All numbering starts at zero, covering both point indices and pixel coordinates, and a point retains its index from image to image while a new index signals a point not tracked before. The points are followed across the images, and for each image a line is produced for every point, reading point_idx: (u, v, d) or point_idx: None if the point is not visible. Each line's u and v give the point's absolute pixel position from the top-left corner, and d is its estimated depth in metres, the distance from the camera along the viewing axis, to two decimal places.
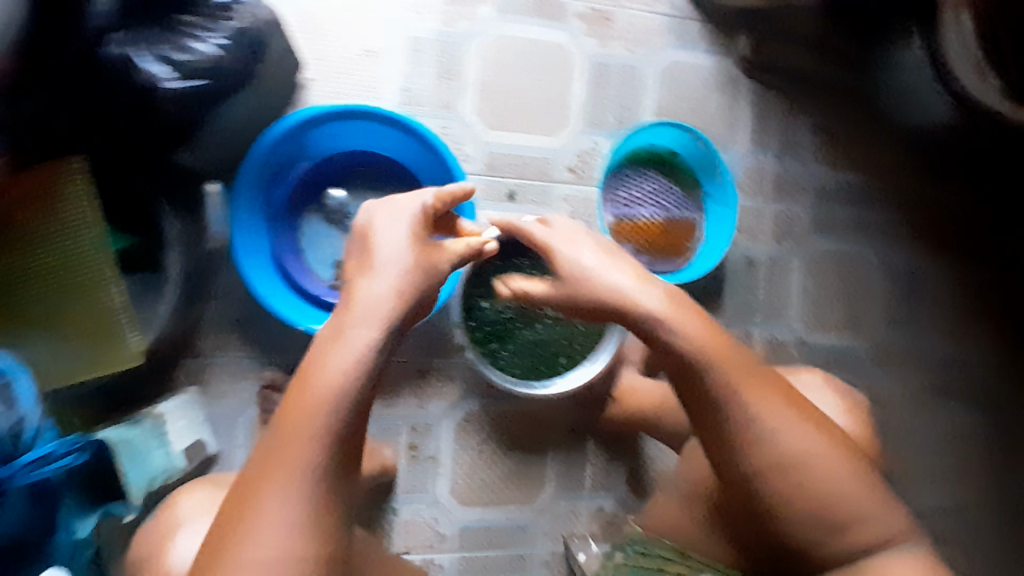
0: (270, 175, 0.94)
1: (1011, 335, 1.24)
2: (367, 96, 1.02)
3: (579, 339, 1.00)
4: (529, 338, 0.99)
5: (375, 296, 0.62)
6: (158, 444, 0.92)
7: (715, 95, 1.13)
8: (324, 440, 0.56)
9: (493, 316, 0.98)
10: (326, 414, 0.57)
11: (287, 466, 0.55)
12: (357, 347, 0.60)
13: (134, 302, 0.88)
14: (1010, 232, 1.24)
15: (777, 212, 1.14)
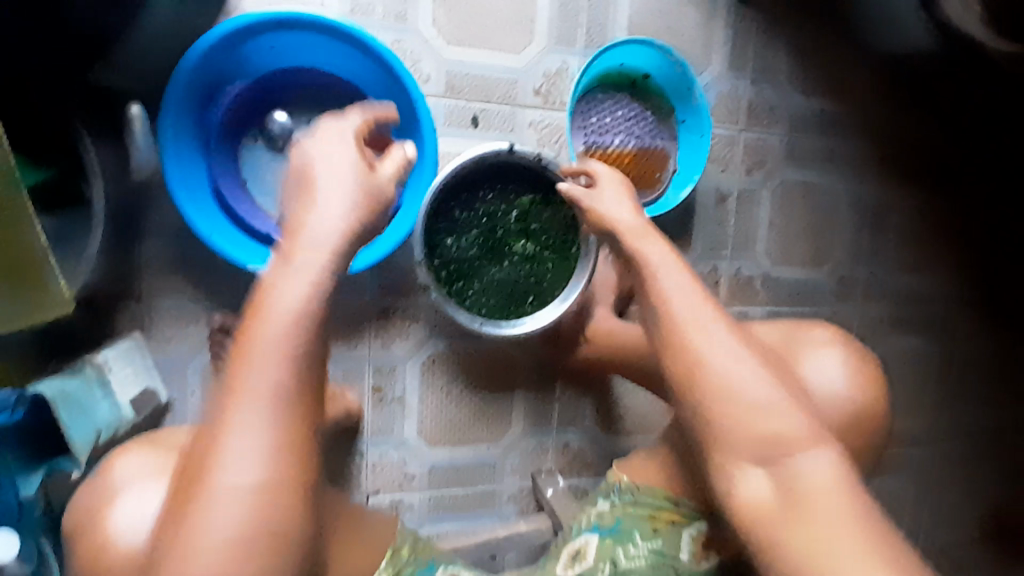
0: (201, 94, 0.83)
1: (959, 264, 1.28)
2: (308, 3, 0.90)
3: (550, 277, 0.96)
4: (496, 276, 0.94)
5: (318, 231, 0.56)
6: (103, 394, 0.82)
7: (693, 12, 1.05)
8: (284, 388, 0.51)
9: (459, 254, 0.93)
10: (281, 358, 0.51)
11: (243, 404, 0.50)
12: (307, 281, 0.54)
13: (56, 243, 0.75)
14: (968, 163, 1.25)
15: (750, 142, 1.10)
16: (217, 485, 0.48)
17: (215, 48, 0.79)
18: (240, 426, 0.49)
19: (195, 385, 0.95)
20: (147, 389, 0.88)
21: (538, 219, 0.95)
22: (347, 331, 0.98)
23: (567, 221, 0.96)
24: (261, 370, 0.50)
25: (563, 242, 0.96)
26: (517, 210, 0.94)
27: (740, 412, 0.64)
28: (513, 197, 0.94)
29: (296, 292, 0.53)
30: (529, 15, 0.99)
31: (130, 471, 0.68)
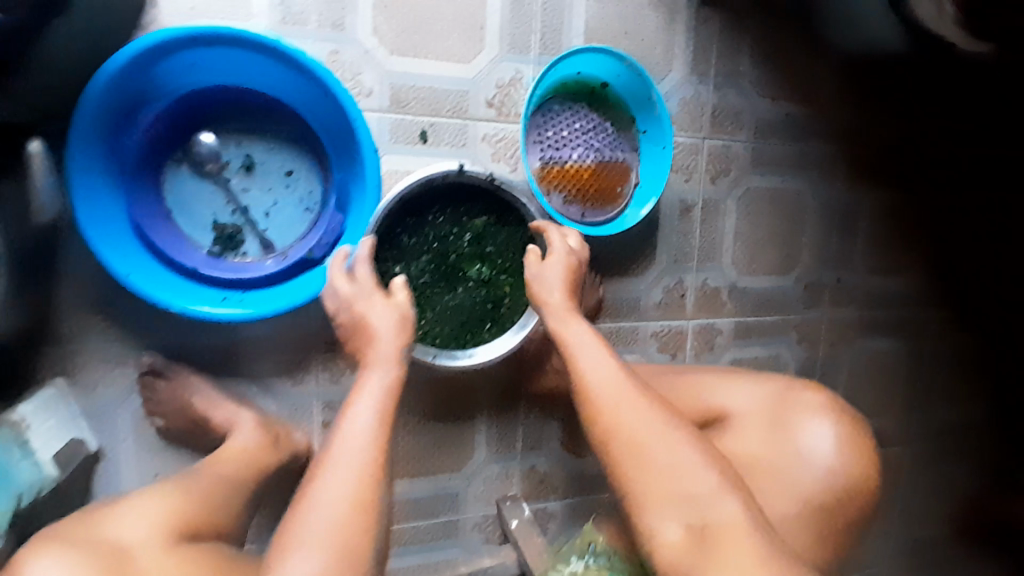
0: (115, 119, 0.76)
1: (926, 265, 1.27)
2: (234, 14, 0.82)
3: (506, 303, 0.90)
4: (449, 304, 0.88)
5: (385, 333, 0.76)
6: (23, 455, 0.73)
7: (652, 14, 0.99)
8: (358, 467, 0.67)
9: (408, 282, 0.86)
10: (360, 442, 0.68)
11: (337, 476, 0.66)
12: (374, 384, 0.73)
13: None
14: (933, 164, 1.22)
15: (713, 149, 1.06)
16: (300, 546, 0.61)
17: (123, 71, 0.72)
18: (332, 491, 0.65)
19: (129, 429, 0.88)
20: (75, 441, 0.82)
21: (493, 242, 0.89)
22: (293, 365, 0.92)
23: (524, 243, 0.91)
24: (351, 447, 0.68)
25: (521, 264, 0.91)
26: (470, 233, 0.88)
27: (665, 476, 0.65)
28: (466, 219, 0.88)
29: (374, 396, 0.72)
30: (477, 21, 0.92)
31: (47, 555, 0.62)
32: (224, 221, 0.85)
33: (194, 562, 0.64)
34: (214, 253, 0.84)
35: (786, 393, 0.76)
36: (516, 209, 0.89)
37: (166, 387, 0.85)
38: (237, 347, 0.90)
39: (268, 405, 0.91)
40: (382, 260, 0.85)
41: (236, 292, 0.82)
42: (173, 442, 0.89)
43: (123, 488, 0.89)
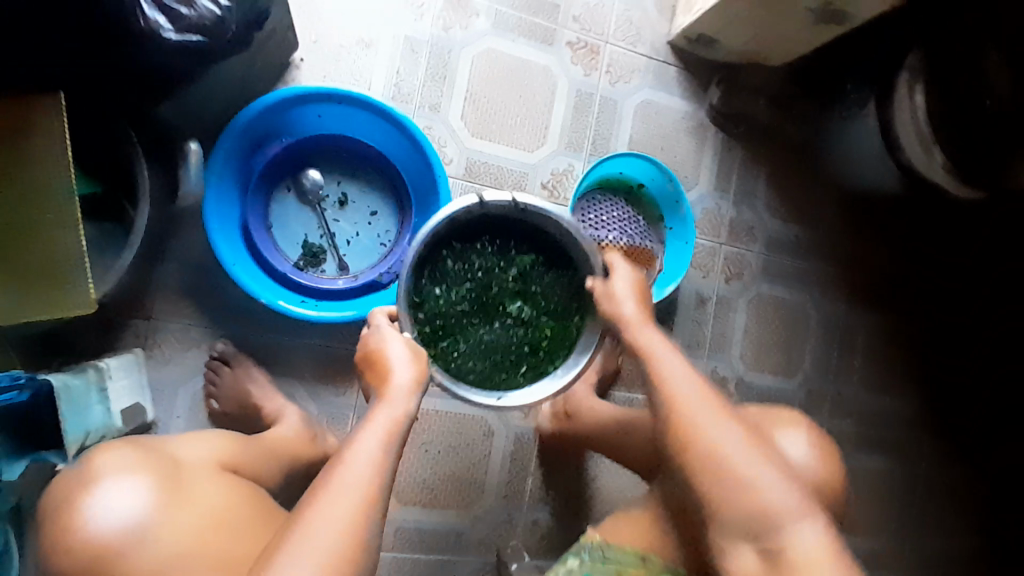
0: (250, 145, 0.95)
1: (925, 395, 1.34)
2: (355, 87, 1.05)
3: (545, 345, 0.93)
4: (485, 337, 0.93)
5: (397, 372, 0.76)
6: (99, 399, 0.83)
7: (685, 138, 1.21)
8: (353, 493, 0.66)
9: (448, 308, 0.92)
10: (358, 470, 0.68)
11: (336, 492, 0.66)
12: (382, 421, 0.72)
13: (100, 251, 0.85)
14: (931, 301, 1.33)
15: (729, 254, 1.22)
16: (291, 554, 0.61)
17: (268, 109, 0.92)
18: (328, 509, 0.64)
19: (185, 407, 0.97)
20: (138, 403, 0.91)
21: (538, 282, 0.93)
22: (339, 377, 1.02)
23: (570, 286, 0.93)
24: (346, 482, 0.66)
25: (565, 308, 0.93)
26: (516, 269, 0.92)
27: (747, 495, 0.69)
28: (513, 254, 0.92)
29: (379, 430, 0.72)
30: (544, 121, 1.14)
31: (112, 464, 0.67)
32: (313, 243, 1.01)
33: (234, 489, 0.74)
34: (299, 265, 1.00)
35: (767, 411, 0.87)
36: (568, 254, 0.93)
37: (230, 374, 0.96)
38: (295, 351, 1.01)
39: (310, 410, 1.00)
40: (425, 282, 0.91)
41: (312, 299, 0.97)
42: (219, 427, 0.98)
43: None
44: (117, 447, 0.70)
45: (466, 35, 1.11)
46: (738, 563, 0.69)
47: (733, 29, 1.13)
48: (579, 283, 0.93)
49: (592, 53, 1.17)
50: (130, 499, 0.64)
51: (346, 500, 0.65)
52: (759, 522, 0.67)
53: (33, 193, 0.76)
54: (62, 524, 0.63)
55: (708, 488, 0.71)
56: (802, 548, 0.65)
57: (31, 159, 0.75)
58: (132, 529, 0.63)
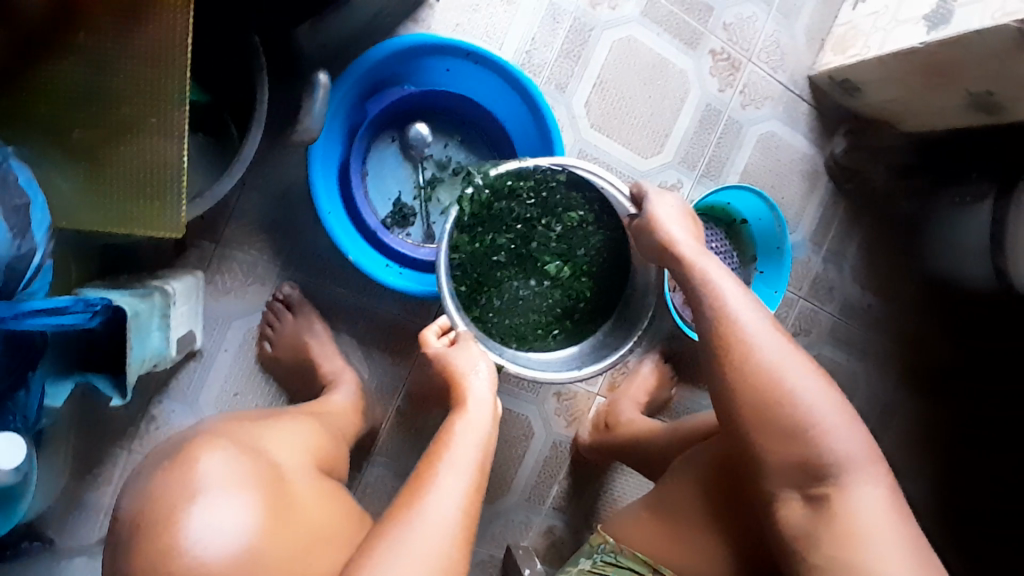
0: (370, 85, 0.86)
1: (963, 500, 1.25)
2: (488, 43, 0.96)
3: (582, 310, 0.89)
4: (521, 293, 0.90)
5: (477, 387, 0.70)
6: (160, 326, 0.75)
7: (797, 179, 1.15)
8: (452, 492, 0.60)
9: (484, 261, 0.89)
10: (455, 472, 0.62)
11: (436, 498, 0.59)
12: (477, 426, 0.67)
13: (200, 163, 0.77)
14: (989, 409, 1.26)
15: (803, 309, 1.19)
16: (396, 553, 0.55)
17: (402, 51, 0.83)
18: (433, 517, 0.58)
19: (236, 343, 0.92)
20: (191, 332, 0.85)
21: (580, 244, 0.89)
22: (399, 346, 0.97)
23: (615, 253, 0.88)
24: (436, 511, 0.58)
25: (608, 273, 0.88)
26: (560, 226, 0.89)
27: (791, 438, 0.63)
28: (559, 209, 0.88)
29: (469, 437, 0.65)
30: (665, 129, 1.06)
31: (213, 472, 0.56)
32: (406, 202, 0.93)
33: (330, 502, 0.65)
34: (386, 224, 0.92)
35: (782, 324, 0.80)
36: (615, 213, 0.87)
37: (291, 321, 0.90)
38: (362, 310, 0.95)
39: (362, 373, 0.95)
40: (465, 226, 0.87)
41: (395, 265, 0.88)
42: (264, 372, 0.93)
43: (200, 399, 0.91)
44: (222, 445, 0.59)
45: (613, 15, 1.01)
46: (784, 508, 0.65)
47: (882, 84, 1.06)
48: (624, 247, 0.88)
49: (733, 68, 1.09)
50: (241, 521, 0.54)
51: (442, 531, 0.57)
52: (817, 473, 0.62)
53: (137, 90, 0.66)
54: (154, 539, 0.52)
55: (772, 443, 0.64)
56: (860, 492, 0.61)
57: (152, 49, 0.65)
58: (241, 554, 0.53)
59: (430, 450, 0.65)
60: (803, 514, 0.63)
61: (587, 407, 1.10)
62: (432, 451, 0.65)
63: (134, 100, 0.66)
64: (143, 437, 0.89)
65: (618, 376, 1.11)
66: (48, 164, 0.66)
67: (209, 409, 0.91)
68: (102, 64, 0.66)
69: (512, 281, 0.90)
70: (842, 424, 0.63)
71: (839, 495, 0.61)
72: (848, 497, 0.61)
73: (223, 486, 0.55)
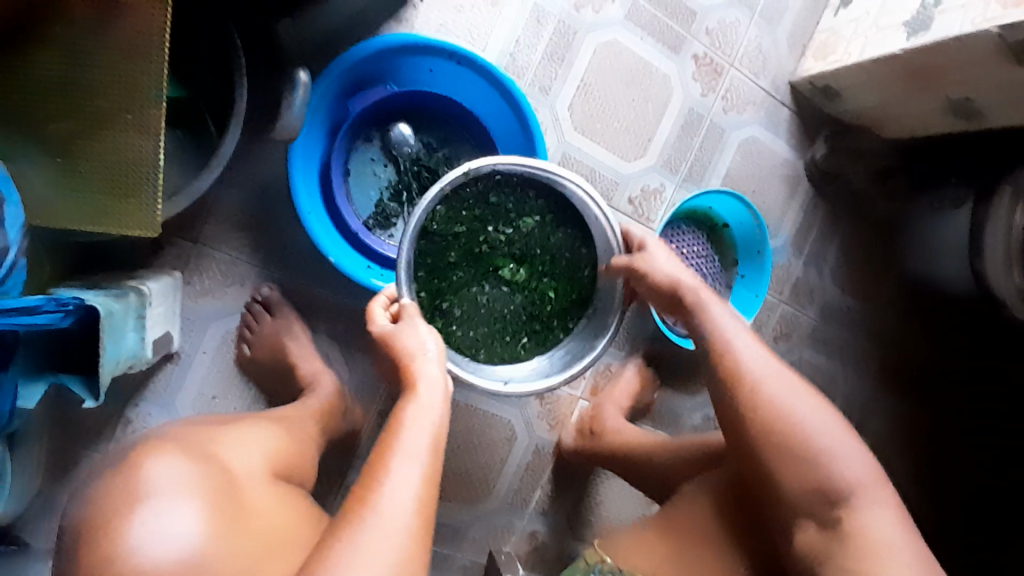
0: (351, 84, 0.85)
1: (941, 502, 1.26)
2: (471, 45, 0.96)
3: (547, 314, 0.89)
4: (482, 299, 0.89)
5: (426, 371, 0.67)
6: (135, 326, 0.74)
7: (779, 185, 1.16)
8: (405, 484, 0.59)
9: (443, 270, 0.88)
10: (407, 463, 0.60)
11: (389, 494, 0.57)
12: (427, 412, 0.64)
13: (177, 160, 0.75)
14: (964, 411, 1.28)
15: (785, 313, 1.20)
16: (353, 555, 0.53)
17: (384, 50, 0.82)
18: (390, 515, 0.56)
19: (214, 344, 0.90)
20: (167, 334, 0.83)
21: (536, 245, 0.88)
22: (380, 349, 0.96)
23: (574, 252, 0.88)
24: (396, 502, 0.57)
25: (571, 272, 0.89)
26: (516, 229, 0.88)
27: (803, 465, 0.66)
28: (511, 213, 0.88)
29: (419, 424, 0.63)
30: (649, 133, 1.07)
31: (163, 478, 0.56)
32: (388, 202, 0.93)
33: (287, 502, 0.65)
34: (368, 225, 0.91)
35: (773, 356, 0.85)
36: (571, 212, 0.87)
37: (270, 322, 0.89)
38: (343, 312, 0.94)
39: (342, 376, 0.94)
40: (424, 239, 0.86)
41: (377, 266, 0.88)
42: (243, 374, 0.91)
43: (176, 400, 0.89)
44: (168, 452, 0.58)
45: (597, 19, 1.02)
46: (799, 532, 0.66)
47: (864, 90, 1.07)
48: (584, 244, 0.88)
49: (715, 73, 1.10)
50: (191, 525, 0.53)
51: (406, 524, 0.56)
52: (832, 500, 0.64)
53: (113, 87, 0.65)
54: (101, 546, 0.51)
55: (785, 471, 0.67)
56: (872, 513, 0.63)
57: (127, 43, 0.64)
58: (189, 559, 0.52)
59: (381, 442, 0.63)
60: (818, 536, 0.65)
61: (570, 411, 1.09)
62: (382, 443, 0.62)
63: (109, 97, 0.65)
64: (120, 438, 0.87)
65: (602, 380, 1.10)
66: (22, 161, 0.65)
67: (186, 412, 0.90)
68: (79, 60, 0.65)
69: (472, 288, 0.89)
70: (850, 448, 0.66)
71: (851, 516, 0.63)
72: (860, 518, 0.63)
73: (170, 492, 0.55)
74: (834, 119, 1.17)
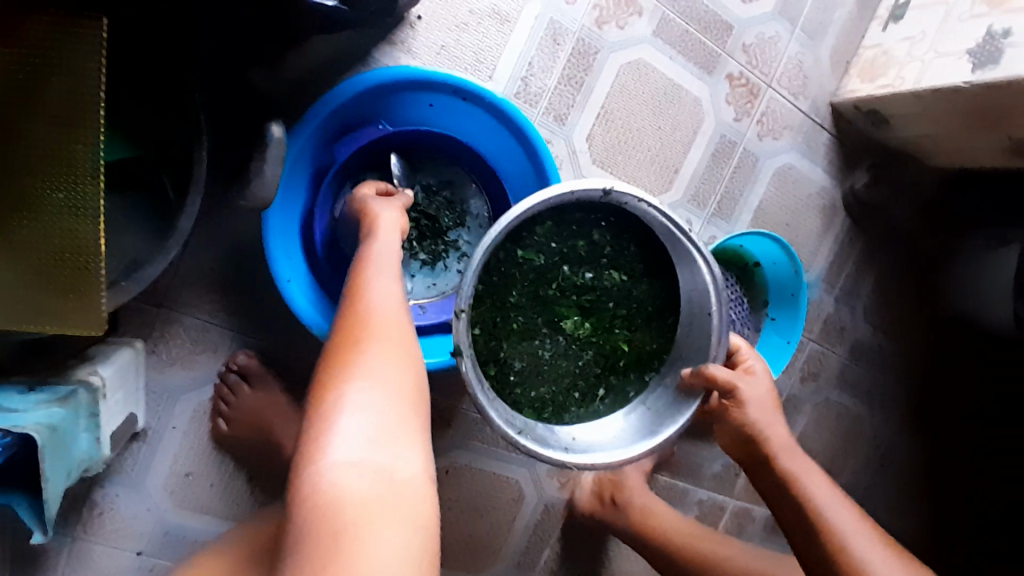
0: (338, 126, 0.72)
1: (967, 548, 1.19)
2: (477, 70, 0.82)
3: (622, 376, 0.70)
4: (542, 356, 0.70)
5: (384, 245, 0.63)
6: (87, 428, 0.63)
7: (814, 217, 1.05)
8: (383, 348, 0.55)
9: (502, 314, 0.68)
10: (383, 328, 0.56)
11: (372, 362, 0.53)
12: (389, 281, 0.60)
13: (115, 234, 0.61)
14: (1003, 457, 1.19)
15: (813, 354, 1.11)
16: (343, 420, 0.50)
17: (377, 87, 0.69)
18: (377, 381, 0.52)
19: (186, 418, 0.79)
20: (131, 416, 0.73)
21: (619, 300, 0.70)
22: None
23: (664, 308, 0.69)
24: (378, 361, 0.53)
25: (662, 325, 0.69)
26: (596, 270, 0.69)
27: None
28: (602, 259, 0.69)
29: (387, 281, 0.60)
30: (675, 165, 0.95)
31: None
32: None
33: None
34: None
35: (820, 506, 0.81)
36: (668, 264, 0.69)
37: (249, 395, 0.78)
38: None
39: None
40: (485, 277, 0.67)
41: None
42: (220, 451, 0.81)
43: (146, 481, 0.79)
44: None
45: (622, 35, 0.88)
46: None
47: (913, 119, 0.96)
48: (675, 299, 0.69)
49: (751, 95, 0.97)
50: None
51: (391, 367, 0.54)
52: None
53: (48, 162, 0.51)
54: None
55: None
56: None
57: (62, 102, 0.50)
58: None
59: (346, 307, 0.58)
60: None
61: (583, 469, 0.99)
62: (347, 309, 0.58)
63: (43, 172, 0.51)
64: (88, 523, 0.77)
65: None
66: None
67: (156, 495, 0.79)
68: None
69: (535, 343, 0.69)
70: None
71: None
72: None
73: None
74: (875, 146, 1.06)
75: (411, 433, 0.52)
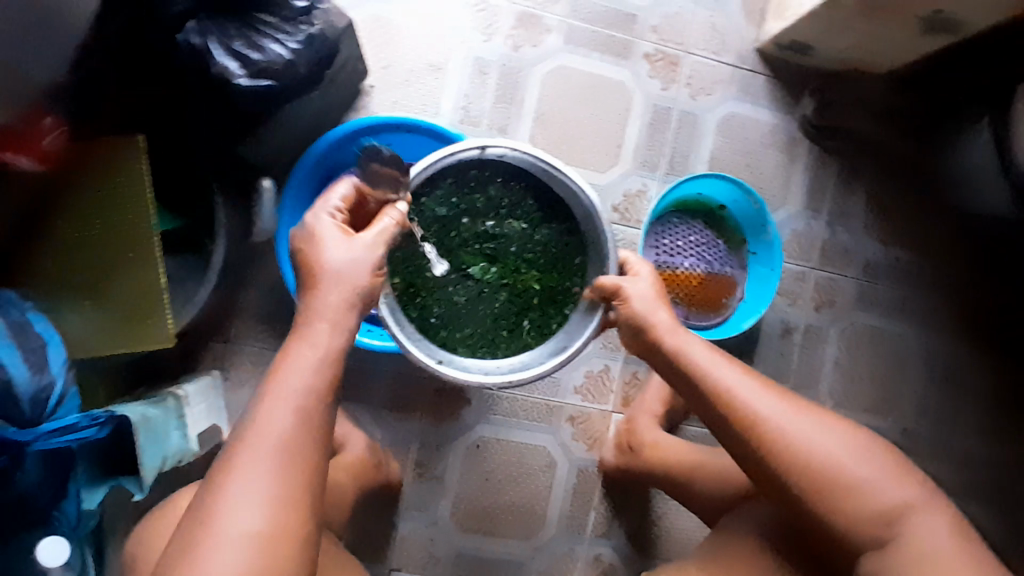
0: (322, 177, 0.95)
1: None
2: (424, 111, 1.04)
3: (536, 312, 0.84)
4: (459, 299, 0.84)
5: (312, 326, 0.62)
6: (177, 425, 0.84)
7: (773, 153, 1.11)
8: (282, 442, 0.56)
9: (420, 268, 0.83)
10: (282, 422, 0.57)
11: (262, 456, 0.55)
12: (302, 366, 0.59)
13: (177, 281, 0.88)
14: None
15: (820, 281, 1.11)
16: (224, 509, 0.53)
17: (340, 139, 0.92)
18: (264, 475, 0.55)
19: None
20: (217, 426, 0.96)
21: (522, 245, 0.84)
22: (404, 402, 1.04)
23: (562, 247, 0.83)
24: (270, 450, 0.56)
25: (567, 262, 0.83)
26: (496, 221, 0.84)
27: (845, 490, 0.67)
28: (501, 209, 0.83)
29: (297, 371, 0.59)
30: (617, 141, 1.08)
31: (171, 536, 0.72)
32: None
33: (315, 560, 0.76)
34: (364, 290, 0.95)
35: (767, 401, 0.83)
36: (561, 205, 0.82)
37: None
38: (364, 375, 1.04)
39: (374, 432, 1.03)
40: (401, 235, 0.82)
41: (377, 327, 0.95)
42: None
43: None
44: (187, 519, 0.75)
45: (539, 51, 1.07)
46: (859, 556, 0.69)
47: (828, 37, 1.02)
48: (573, 237, 0.83)
49: (672, 64, 1.09)
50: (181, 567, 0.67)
51: (282, 462, 0.56)
52: (884, 518, 0.67)
53: (122, 234, 0.79)
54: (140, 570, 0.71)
55: (831, 502, 0.68)
56: (924, 524, 0.66)
57: (121, 197, 0.79)
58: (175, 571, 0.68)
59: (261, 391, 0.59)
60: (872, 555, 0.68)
61: (606, 428, 1.09)
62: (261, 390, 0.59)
63: (120, 241, 0.79)
64: None
65: (631, 390, 1.09)
66: (56, 298, 0.79)
67: None
68: (91, 215, 0.79)
69: (455, 291, 0.84)
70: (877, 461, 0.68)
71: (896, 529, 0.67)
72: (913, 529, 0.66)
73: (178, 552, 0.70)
74: (815, 74, 1.12)
75: (291, 528, 0.55)
